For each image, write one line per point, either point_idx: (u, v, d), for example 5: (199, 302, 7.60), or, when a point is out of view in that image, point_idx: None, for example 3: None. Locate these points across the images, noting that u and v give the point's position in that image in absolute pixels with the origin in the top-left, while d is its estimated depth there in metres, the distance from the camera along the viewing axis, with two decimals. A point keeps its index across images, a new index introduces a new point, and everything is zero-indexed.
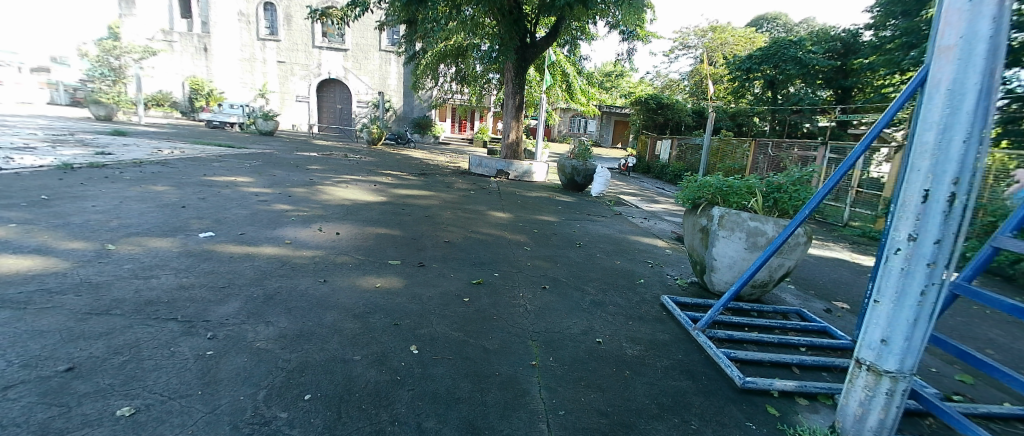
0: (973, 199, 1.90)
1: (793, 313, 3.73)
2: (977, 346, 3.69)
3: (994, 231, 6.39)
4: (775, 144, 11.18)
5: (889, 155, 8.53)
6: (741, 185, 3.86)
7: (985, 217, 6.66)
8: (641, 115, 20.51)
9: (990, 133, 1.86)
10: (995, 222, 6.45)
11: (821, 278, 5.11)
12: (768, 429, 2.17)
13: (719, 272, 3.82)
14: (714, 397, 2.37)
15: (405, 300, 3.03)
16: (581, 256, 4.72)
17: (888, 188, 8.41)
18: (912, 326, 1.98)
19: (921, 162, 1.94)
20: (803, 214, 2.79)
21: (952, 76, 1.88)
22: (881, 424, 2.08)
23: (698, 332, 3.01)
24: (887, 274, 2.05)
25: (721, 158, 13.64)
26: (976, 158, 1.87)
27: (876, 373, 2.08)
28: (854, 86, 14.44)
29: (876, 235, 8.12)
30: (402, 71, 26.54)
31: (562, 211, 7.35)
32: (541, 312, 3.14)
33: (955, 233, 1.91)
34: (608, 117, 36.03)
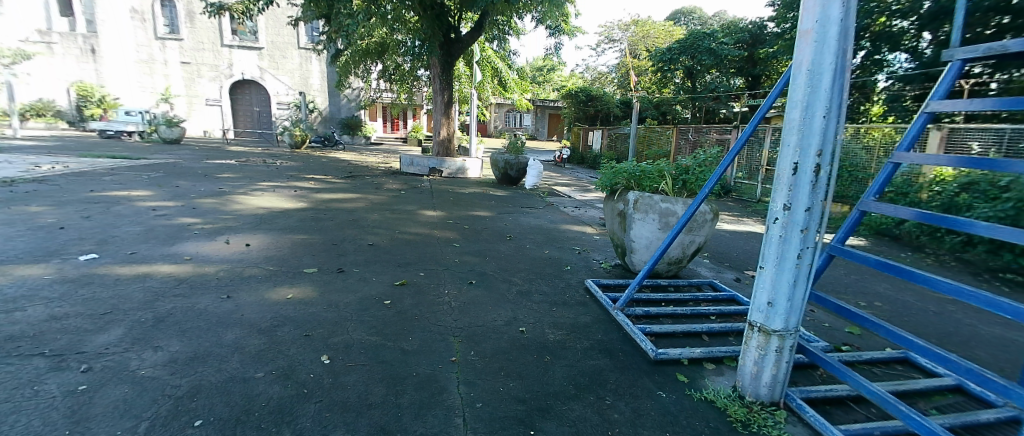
0: (835, 169, 2.12)
1: (706, 284, 4.01)
2: (868, 299, 4.16)
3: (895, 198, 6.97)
4: (694, 130, 11.93)
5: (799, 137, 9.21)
6: (652, 170, 4.08)
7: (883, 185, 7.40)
8: (572, 107, 21.08)
9: (847, 109, 2.07)
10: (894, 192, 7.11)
11: (735, 251, 5.54)
12: (677, 396, 2.33)
13: (638, 253, 4.02)
14: (629, 371, 2.50)
15: (320, 310, 2.88)
16: (511, 249, 4.77)
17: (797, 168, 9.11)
18: (793, 287, 2.18)
19: (791, 137, 2.14)
20: (704, 192, 2.98)
21: (811, 57, 2.08)
22: (773, 379, 2.29)
23: (617, 311, 3.16)
24: (769, 242, 2.24)
25: (647, 145, 14.35)
26: (836, 132, 2.08)
27: (767, 333, 2.27)
28: (762, 74, 15.74)
29: None
30: (326, 70, 25.26)
31: (495, 205, 7.37)
32: (465, 307, 3.12)
33: (822, 201, 2.13)
34: (542, 111, 36.84)
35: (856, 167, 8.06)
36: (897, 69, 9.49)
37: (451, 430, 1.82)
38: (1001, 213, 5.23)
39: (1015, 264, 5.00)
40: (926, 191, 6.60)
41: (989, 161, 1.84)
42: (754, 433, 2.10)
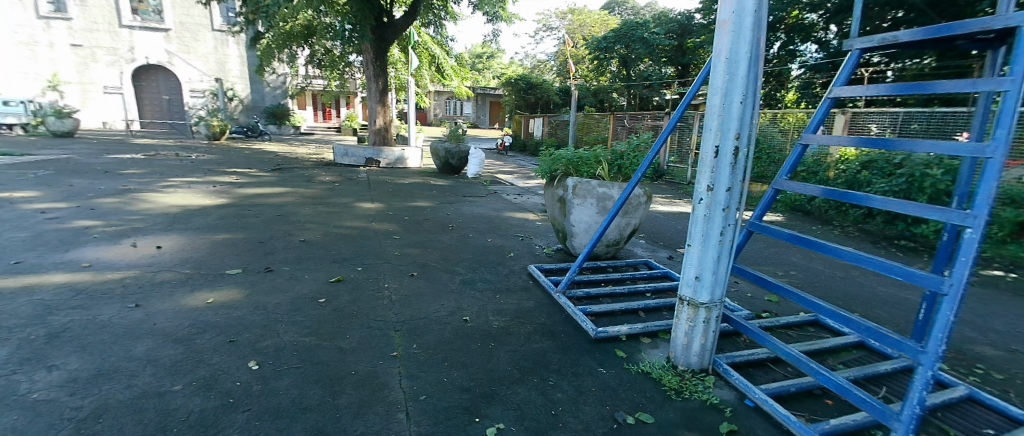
0: (751, 152, 2.28)
1: (642, 263, 4.22)
2: (784, 269, 4.60)
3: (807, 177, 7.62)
4: (630, 117, 12.39)
5: None
6: (589, 156, 4.18)
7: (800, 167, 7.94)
8: (513, 95, 21.13)
9: (760, 96, 2.23)
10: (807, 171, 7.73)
11: (668, 230, 5.87)
12: (616, 371, 2.44)
13: (578, 237, 4.14)
14: (570, 352, 2.58)
15: (247, 313, 2.68)
16: (453, 238, 4.72)
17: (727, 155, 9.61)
18: (717, 262, 2.34)
19: (712, 122, 2.27)
20: (637, 176, 3.09)
21: (729, 47, 2.20)
22: (702, 348, 2.47)
23: (559, 294, 3.25)
24: (695, 221, 2.38)
25: (586, 132, 14.75)
26: (751, 117, 2.23)
27: (695, 306, 2.43)
28: (691, 63, 16.44)
29: None
30: (246, 54, 23.35)
31: (437, 195, 7.25)
32: (406, 300, 3.05)
33: (740, 182, 2.29)
34: (483, 98, 36.58)
35: (773, 149, 8.77)
36: (807, 59, 10.57)
37: (394, 426, 1.78)
38: (896, 188, 6.07)
39: (907, 232, 5.83)
40: (832, 169, 7.32)
41: (885, 141, 2.08)
42: (686, 400, 2.26)
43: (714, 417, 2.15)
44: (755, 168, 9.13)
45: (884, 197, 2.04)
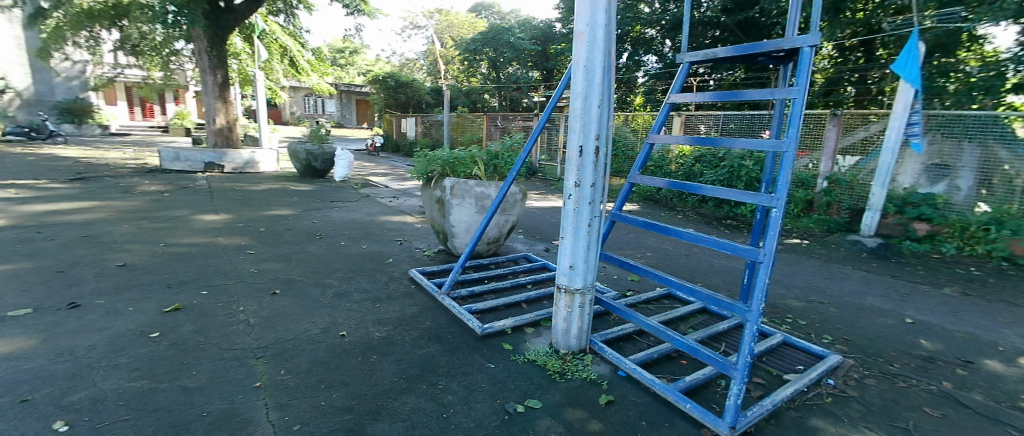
0: (609, 151, 2.53)
1: (521, 257, 4.40)
2: (643, 252, 5.25)
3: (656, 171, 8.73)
4: (501, 118, 12.84)
5: None
6: (465, 156, 4.20)
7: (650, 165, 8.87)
8: (381, 93, 20.18)
9: (614, 101, 2.48)
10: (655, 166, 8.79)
11: (543, 224, 6.24)
12: (504, 364, 2.51)
13: (458, 237, 4.14)
14: (458, 352, 2.57)
15: (37, 364, 2.05)
16: (322, 248, 4.31)
17: None
18: (587, 251, 2.55)
19: (575, 124, 2.46)
20: (512, 175, 3.20)
21: (586, 55, 2.39)
22: (579, 330, 2.68)
23: (444, 296, 3.21)
24: (566, 215, 2.55)
25: (460, 132, 14.85)
26: (607, 120, 2.47)
27: (570, 292, 2.62)
28: (554, 68, 17.56)
29: None
30: (18, 33, 18.09)
31: (300, 202, 6.54)
32: (270, 321, 2.68)
33: (602, 178, 2.52)
34: (349, 96, 34.23)
35: (626, 147, 9.93)
36: (648, 69, 12.22)
37: None
38: (720, 177, 7.46)
39: (732, 212, 7.25)
40: (673, 163, 8.51)
41: (711, 139, 2.51)
42: (568, 380, 2.43)
43: (593, 391, 2.36)
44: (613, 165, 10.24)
45: (712, 186, 2.45)
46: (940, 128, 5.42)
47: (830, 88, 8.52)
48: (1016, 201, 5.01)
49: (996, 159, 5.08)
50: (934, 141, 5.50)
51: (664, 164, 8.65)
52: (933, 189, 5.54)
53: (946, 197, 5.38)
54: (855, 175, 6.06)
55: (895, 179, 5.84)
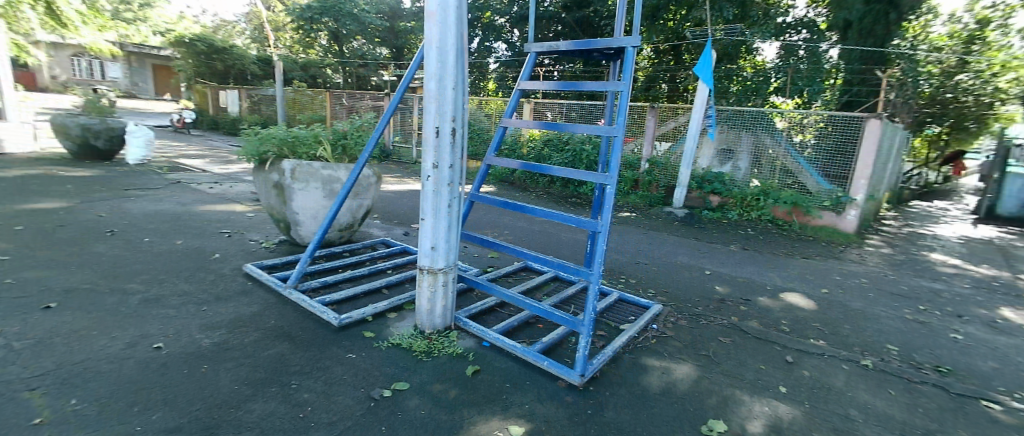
0: (465, 133, 2.59)
1: (379, 243, 4.21)
2: (501, 229, 5.51)
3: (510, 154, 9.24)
4: (348, 95, 11.79)
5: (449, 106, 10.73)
6: (307, 135, 3.79)
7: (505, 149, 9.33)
8: (190, 59, 16.70)
9: (468, 84, 2.52)
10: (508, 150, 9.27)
11: (401, 208, 6.03)
12: (367, 353, 2.41)
13: (304, 225, 3.76)
14: (314, 347, 2.37)
15: None
16: (118, 247, 3.43)
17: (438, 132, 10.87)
18: (448, 231, 2.59)
19: (430, 105, 2.42)
20: (365, 157, 3.02)
21: (438, 36, 2.36)
22: (443, 309, 2.72)
23: (291, 290, 2.90)
24: (425, 197, 2.53)
25: (299, 109, 13.25)
26: (461, 102, 2.51)
27: (433, 273, 2.63)
28: (404, 46, 16.84)
29: None
30: None
31: (75, 191, 5.04)
32: (41, 343, 2.05)
33: (459, 159, 2.57)
34: (140, 59, 27.28)
35: (481, 131, 10.18)
36: (498, 56, 12.69)
37: None
38: (566, 160, 8.25)
39: (576, 191, 8.08)
40: (525, 147, 9.09)
41: (557, 125, 2.76)
42: (435, 358, 2.47)
43: (460, 364, 2.44)
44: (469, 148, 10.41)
45: (560, 167, 2.71)
46: (727, 120, 6.94)
47: (650, 84, 9.89)
48: (776, 177, 6.59)
49: (763, 145, 6.64)
50: (723, 131, 7.00)
51: (516, 147, 9.17)
52: (722, 169, 7.07)
53: (731, 175, 6.92)
54: (668, 158, 7.37)
55: (697, 161, 7.26)
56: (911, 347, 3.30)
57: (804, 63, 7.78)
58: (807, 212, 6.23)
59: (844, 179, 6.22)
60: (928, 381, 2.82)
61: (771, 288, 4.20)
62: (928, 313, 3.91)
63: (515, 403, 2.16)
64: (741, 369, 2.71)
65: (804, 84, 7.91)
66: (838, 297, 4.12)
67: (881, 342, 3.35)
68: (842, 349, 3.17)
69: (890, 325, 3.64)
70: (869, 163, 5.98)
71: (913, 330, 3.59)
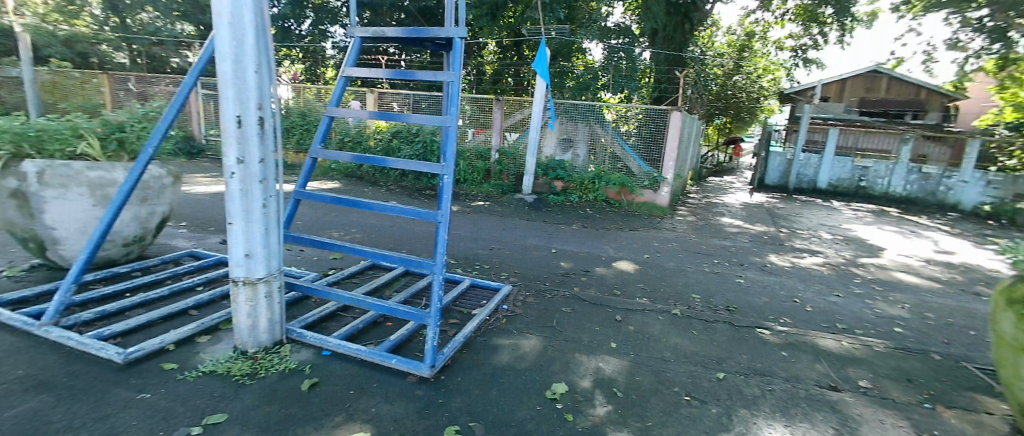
0: (277, 123, 2.27)
1: (185, 256, 3.50)
2: (346, 227, 5.07)
3: (354, 147, 8.64)
4: (138, 78, 9.85)
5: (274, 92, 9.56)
6: (60, 128, 2.98)
7: (347, 142, 8.71)
8: None
9: (274, 67, 2.21)
10: (352, 143, 8.66)
11: (220, 212, 5.13)
12: (169, 388, 1.98)
13: (67, 243, 2.96)
14: (86, 396, 1.85)
15: None
16: None
17: None
18: (266, 235, 2.24)
19: (227, 90, 2.03)
20: (146, 154, 2.41)
21: (230, 9, 1.98)
22: (270, 322, 2.37)
23: (46, 328, 2.21)
24: (230, 198, 2.11)
25: (63, 96, 10.25)
26: (268, 87, 2.18)
27: (252, 284, 2.24)
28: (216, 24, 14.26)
29: None
30: None
31: None
32: None
33: (272, 152, 2.24)
34: None
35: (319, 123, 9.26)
36: (336, 41, 11.65)
37: None
38: (416, 152, 8.10)
39: (429, 183, 8.05)
40: (371, 139, 8.57)
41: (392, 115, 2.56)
42: (263, 379, 2.14)
43: (294, 379, 2.17)
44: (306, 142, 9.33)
45: (396, 159, 2.54)
46: (565, 113, 7.55)
47: (497, 77, 10.28)
48: (607, 162, 7.47)
49: (596, 135, 7.46)
50: (563, 123, 7.60)
51: (360, 140, 8.60)
52: (564, 157, 7.68)
53: (571, 162, 7.59)
54: (515, 148, 7.76)
55: (543, 150, 7.71)
56: (708, 294, 4.06)
57: (623, 62, 8.80)
58: (633, 191, 7.27)
59: (658, 162, 7.32)
60: (719, 319, 3.51)
61: (607, 258, 4.73)
62: (718, 265, 4.87)
63: (359, 409, 1.99)
64: (580, 334, 2.98)
65: (624, 82, 8.85)
66: (657, 260, 4.85)
67: (688, 292, 4.05)
68: (660, 302, 3.74)
69: (693, 278, 4.43)
70: (674, 149, 7.17)
71: (710, 280, 4.43)
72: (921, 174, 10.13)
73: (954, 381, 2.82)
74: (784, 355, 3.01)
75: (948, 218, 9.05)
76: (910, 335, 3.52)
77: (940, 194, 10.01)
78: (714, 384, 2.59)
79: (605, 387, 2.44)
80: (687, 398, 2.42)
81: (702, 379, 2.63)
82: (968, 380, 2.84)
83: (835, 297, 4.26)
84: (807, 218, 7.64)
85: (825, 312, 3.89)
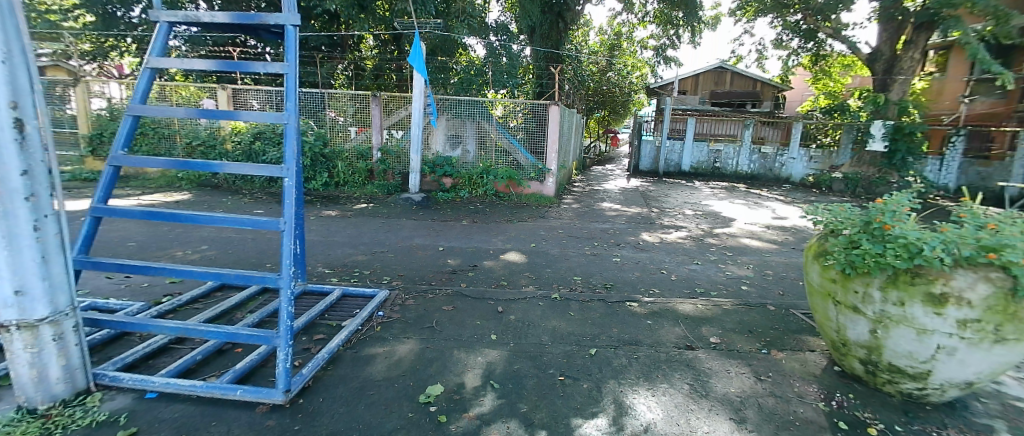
0: (47, 125, 1.82)
1: None
2: (197, 243, 4.42)
3: (208, 153, 7.72)
4: None
5: (99, 91, 8.08)
6: None
7: (199, 147, 7.74)
8: None
9: (32, 54, 1.75)
10: (206, 148, 7.72)
11: None
12: None
13: None
14: None
15: None
16: None
17: (84, 125, 8.14)
18: (45, 264, 1.80)
19: None
20: None
21: None
22: (68, 369, 1.93)
23: None
24: None
25: None
26: (26, 80, 1.72)
27: (30, 328, 1.79)
28: None
29: (88, 176, 7.89)
30: None
31: None
32: None
33: (43, 162, 1.79)
34: None
35: (157, 123, 7.81)
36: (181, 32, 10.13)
37: None
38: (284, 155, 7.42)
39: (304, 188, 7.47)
40: (228, 142, 7.73)
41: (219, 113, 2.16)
42: None
43: (105, 433, 1.80)
44: (140, 148, 7.83)
45: (227, 164, 2.16)
46: (450, 109, 7.46)
47: (378, 73, 9.98)
48: (494, 157, 7.57)
49: (482, 130, 7.51)
50: (448, 119, 7.52)
51: (217, 144, 7.70)
52: (452, 153, 7.61)
53: (458, 158, 7.56)
54: (399, 146, 7.52)
55: (430, 147, 7.60)
56: (588, 275, 4.31)
57: (503, 58, 8.96)
58: (520, 183, 7.48)
59: (542, 154, 7.61)
60: (595, 298, 3.73)
61: (494, 251, 4.76)
62: (597, 247, 5.21)
63: None
64: (460, 331, 2.94)
65: (505, 78, 9.08)
66: (543, 248, 5.02)
67: (571, 276, 4.25)
68: (543, 288, 3.86)
69: (575, 262, 4.67)
70: (555, 141, 7.48)
71: (590, 262, 4.71)
72: (761, 154, 11.95)
73: (781, 326, 3.33)
74: (650, 323, 3.30)
75: (782, 190, 10.81)
76: (752, 291, 4.10)
77: (776, 169, 11.90)
78: (587, 360, 2.73)
79: (482, 381, 2.41)
80: (561, 378, 2.51)
81: (577, 357, 2.75)
82: (792, 323, 3.38)
83: (694, 265, 4.81)
84: (674, 198, 8.55)
85: (686, 279, 4.38)
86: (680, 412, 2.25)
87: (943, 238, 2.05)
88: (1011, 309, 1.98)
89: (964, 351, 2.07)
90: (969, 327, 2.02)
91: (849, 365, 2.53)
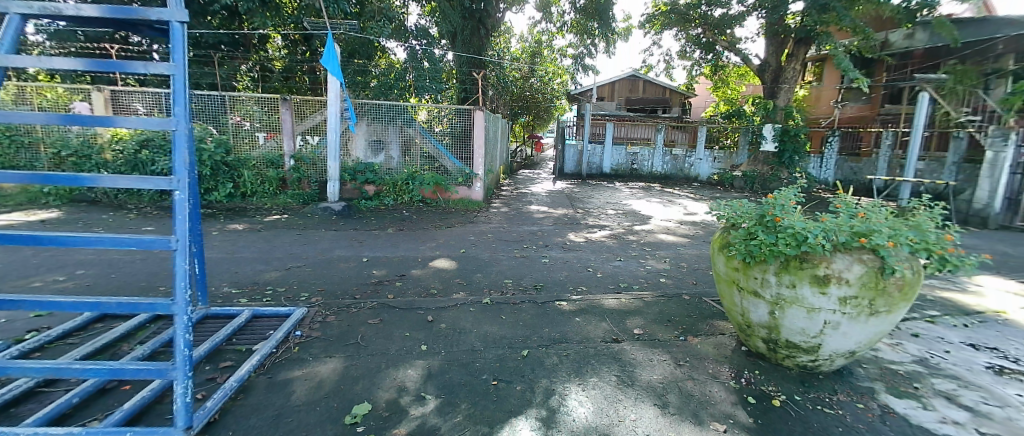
0: None
1: None
2: (70, 268, 3.79)
3: (81, 164, 6.69)
4: None
5: None
6: None
7: (71, 158, 6.70)
8: None
9: None
10: (78, 159, 6.68)
11: None
12: None
13: None
14: None
15: None
16: None
17: None
18: None
19: None
20: None
21: None
22: None
23: None
24: None
25: None
26: None
27: None
28: None
29: None
30: None
31: None
32: None
33: None
34: None
35: (13, 131, 6.64)
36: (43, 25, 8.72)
37: None
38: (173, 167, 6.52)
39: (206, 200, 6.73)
40: (107, 151, 6.73)
41: (92, 118, 1.80)
42: None
43: None
44: None
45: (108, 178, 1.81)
46: (370, 115, 7.17)
47: (287, 73, 9.44)
48: (420, 163, 7.41)
49: (406, 135, 7.31)
50: (369, 125, 7.23)
51: (91, 153, 6.68)
52: (375, 160, 7.33)
53: (382, 165, 7.29)
54: (315, 153, 7.06)
55: (351, 153, 7.24)
56: (519, 277, 4.36)
57: (425, 64, 8.74)
58: (447, 188, 7.39)
59: (469, 159, 7.59)
60: (526, 299, 3.78)
61: (423, 259, 4.64)
62: (526, 250, 5.29)
63: None
64: (388, 344, 2.81)
65: (428, 83, 8.69)
66: (473, 253, 5.00)
67: (501, 279, 4.26)
68: (474, 294, 3.83)
69: (505, 265, 4.70)
70: (481, 147, 7.48)
71: (520, 264, 4.77)
72: (672, 156, 13.02)
73: (695, 313, 3.62)
74: (578, 320, 3.41)
75: (692, 188, 11.80)
76: (669, 283, 4.41)
77: (686, 169, 13.04)
78: (519, 362, 2.74)
79: (415, 393, 2.33)
80: (495, 382, 2.49)
81: (510, 360, 2.75)
82: (704, 310, 3.68)
83: (618, 261, 5.06)
84: (597, 199, 8.95)
85: (610, 276, 4.60)
86: (609, 403, 2.34)
87: (825, 227, 2.36)
88: (881, 285, 2.31)
89: (846, 325, 2.39)
90: (849, 303, 2.33)
91: (754, 345, 2.80)
